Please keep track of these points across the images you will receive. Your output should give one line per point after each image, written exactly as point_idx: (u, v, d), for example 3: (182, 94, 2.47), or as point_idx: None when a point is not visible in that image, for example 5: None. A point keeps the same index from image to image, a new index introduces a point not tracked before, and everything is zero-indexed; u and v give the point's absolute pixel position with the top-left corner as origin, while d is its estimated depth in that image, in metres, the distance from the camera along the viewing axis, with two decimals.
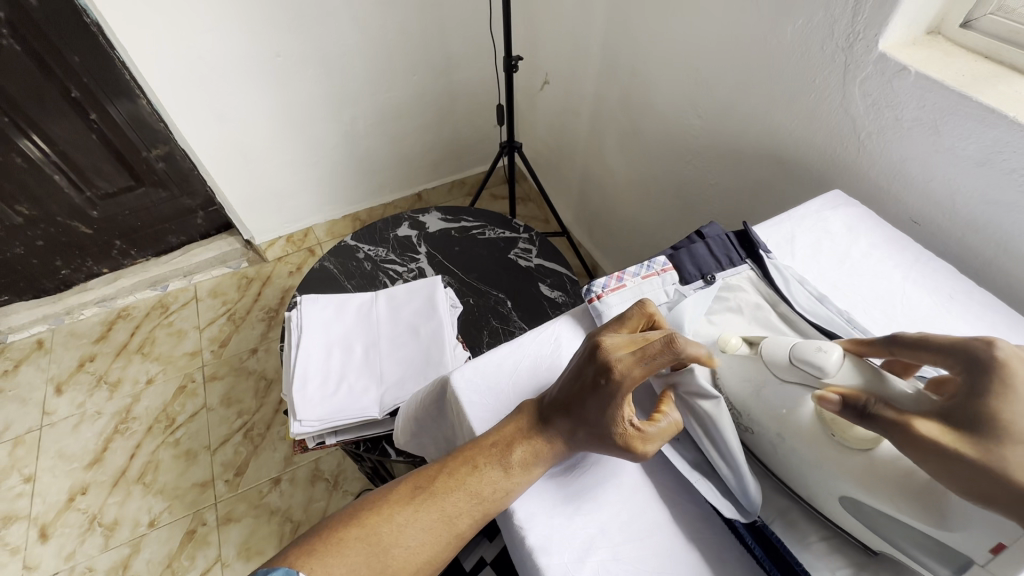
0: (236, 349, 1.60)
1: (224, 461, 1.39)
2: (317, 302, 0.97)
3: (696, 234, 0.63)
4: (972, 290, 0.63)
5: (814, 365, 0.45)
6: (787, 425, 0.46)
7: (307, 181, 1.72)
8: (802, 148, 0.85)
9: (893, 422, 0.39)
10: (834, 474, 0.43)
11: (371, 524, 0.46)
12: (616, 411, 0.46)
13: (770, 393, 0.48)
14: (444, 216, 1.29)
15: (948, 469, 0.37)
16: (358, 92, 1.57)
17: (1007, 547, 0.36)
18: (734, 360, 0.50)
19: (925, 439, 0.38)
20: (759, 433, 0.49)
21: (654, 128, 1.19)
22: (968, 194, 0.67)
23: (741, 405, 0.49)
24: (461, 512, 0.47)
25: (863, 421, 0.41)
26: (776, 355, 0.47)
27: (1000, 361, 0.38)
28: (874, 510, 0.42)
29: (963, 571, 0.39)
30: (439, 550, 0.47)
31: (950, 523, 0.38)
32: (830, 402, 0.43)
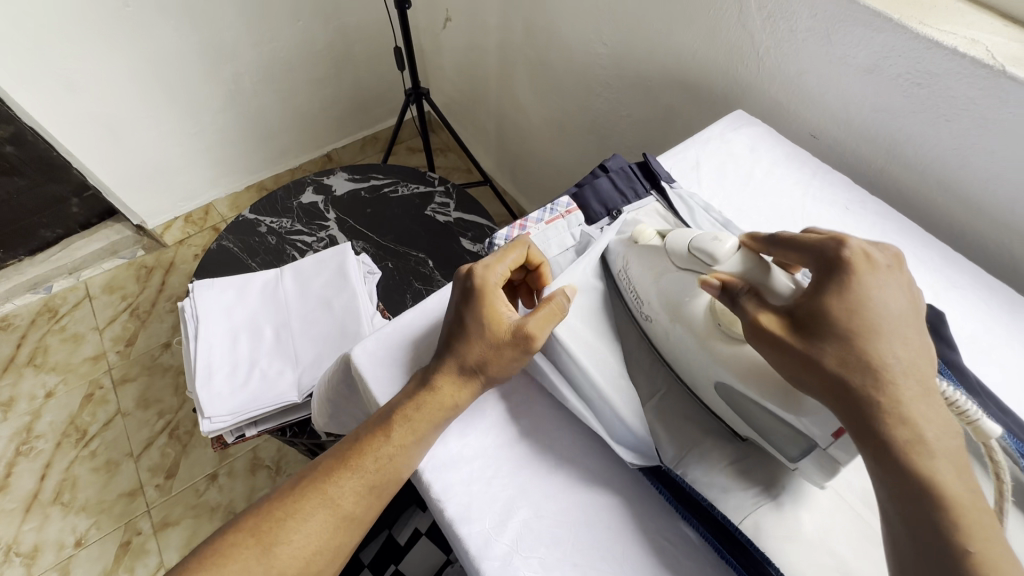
0: (146, 347, 1.46)
1: (152, 466, 1.30)
2: (213, 287, 0.88)
3: (599, 168, 0.61)
4: (865, 200, 0.65)
5: (706, 252, 0.44)
6: (677, 313, 0.47)
7: (195, 153, 1.54)
8: (706, 69, 0.83)
9: (746, 314, 0.41)
10: (710, 366, 0.45)
11: (248, 527, 0.43)
12: (485, 307, 0.47)
13: (667, 280, 0.48)
14: (351, 176, 1.19)
15: (781, 362, 0.39)
16: (236, 45, 1.39)
17: (845, 431, 0.38)
18: (644, 250, 0.50)
19: (767, 333, 0.40)
20: (655, 323, 0.49)
21: (562, 60, 1.12)
22: (859, 104, 0.68)
23: (644, 293, 0.49)
24: (344, 492, 0.44)
25: (733, 307, 0.42)
26: (677, 245, 0.47)
27: (847, 258, 0.40)
28: (744, 401, 0.43)
29: (806, 454, 0.42)
30: (330, 538, 0.43)
31: (805, 411, 0.40)
32: (711, 287, 0.43)
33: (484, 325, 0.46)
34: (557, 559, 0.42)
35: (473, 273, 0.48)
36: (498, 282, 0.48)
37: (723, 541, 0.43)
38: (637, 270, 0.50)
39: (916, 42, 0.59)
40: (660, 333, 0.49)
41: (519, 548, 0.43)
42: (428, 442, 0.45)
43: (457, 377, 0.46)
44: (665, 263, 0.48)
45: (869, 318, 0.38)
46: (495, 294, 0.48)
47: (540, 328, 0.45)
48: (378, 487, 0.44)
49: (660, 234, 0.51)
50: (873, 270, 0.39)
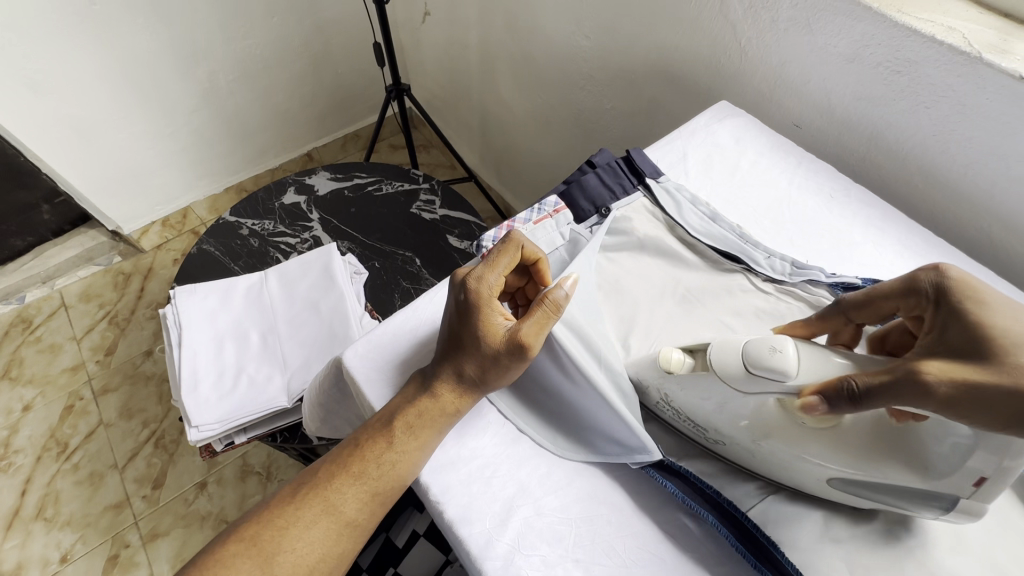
0: (126, 355, 1.43)
1: (138, 476, 1.27)
2: (195, 293, 0.86)
3: (586, 164, 0.60)
4: (849, 188, 0.65)
5: (775, 371, 0.40)
6: (761, 433, 0.43)
7: (170, 155, 1.50)
8: (688, 60, 0.83)
9: (903, 377, 0.35)
10: (822, 465, 0.41)
11: (249, 535, 0.43)
12: (479, 319, 0.45)
13: (736, 405, 0.43)
14: (333, 175, 1.17)
15: (967, 413, 0.34)
16: (209, 42, 1.35)
17: (989, 478, 0.36)
18: (684, 377, 0.45)
19: (947, 394, 0.34)
20: (738, 441, 0.45)
21: (545, 54, 1.12)
22: (841, 93, 0.68)
23: (703, 418, 0.46)
24: (347, 498, 0.43)
25: (859, 407, 0.37)
26: (727, 366, 0.42)
27: (956, 283, 0.40)
28: (861, 487, 0.41)
29: (954, 508, 0.38)
30: (334, 545, 0.43)
31: (939, 472, 0.37)
32: (814, 407, 0.38)
33: (482, 335, 0.45)
34: (559, 555, 0.42)
35: (468, 283, 0.47)
36: (492, 290, 0.46)
37: (731, 526, 0.43)
38: (683, 398, 0.46)
39: (895, 29, 0.60)
40: (742, 452, 0.46)
41: (521, 546, 0.42)
42: (430, 447, 0.45)
43: (455, 385, 0.45)
44: (721, 387, 0.43)
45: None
46: (494, 303, 0.46)
47: (538, 335, 0.44)
48: (381, 494, 0.44)
49: (688, 351, 0.46)
50: (987, 287, 0.39)
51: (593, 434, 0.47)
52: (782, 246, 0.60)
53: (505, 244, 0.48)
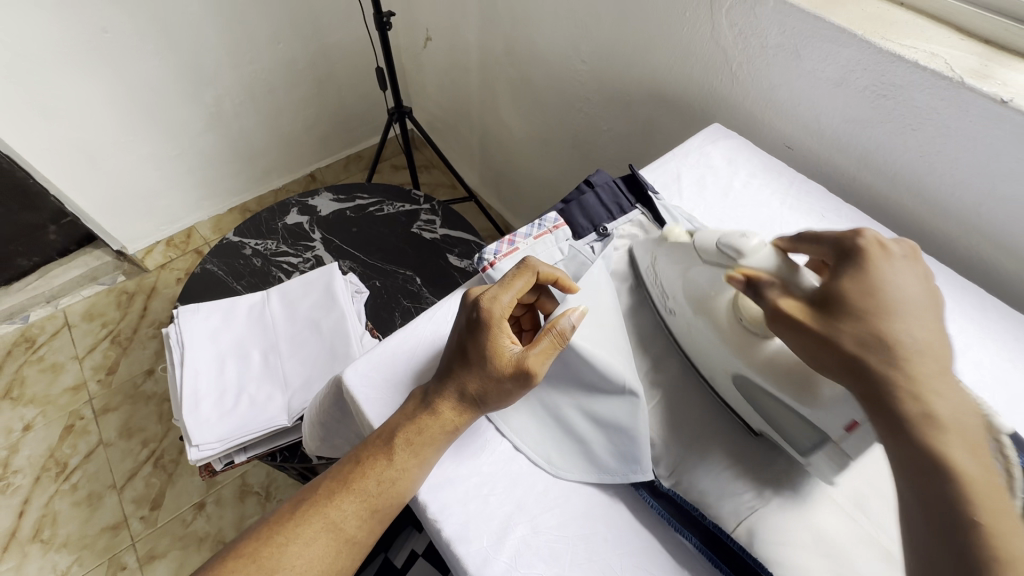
0: (128, 374, 1.43)
1: (136, 497, 1.26)
2: (198, 312, 0.87)
3: (585, 183, 0.62)
4: (840, 207, 0.67)
5: (732, 248, 0.45)
6: (702, 306, 0.48)
7: (175, 176, 1.53)
8: (683, 84, 0.85)
9: (769, 300, 0.42)
10: (724, 358, 0.46)
11: (250, 552, 0.43)
12: (487, 339, 0.46)
13: (696, 274, 0.49)
14: (336, 196, 1.19)
15: (799, 344, 0.41)
16: (216, 68, 1.39)
17: (859, 424, 0.40)
18: (674, 247, 0.51)
19: (785, 315, 0.41)
20: (678, 315, 0.51)
21: (543, 77, 1.15)
22: (830, 116, 0.70)
23: (670, 287, 0.51)
24: (346, 515, 0.44)
25: (758, 301, 0.43)
26: (706, 242, 0.48)
27: (863, 247, 0.43)
28: (761, 393, 0.44)
29: (818, 447, 0.42)
30: (333, 561, 0.43)
31: (819, 403, 0.41)
32: (736, 282, 0.44)
33: (489, 355, 0.46)
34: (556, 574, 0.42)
35: (479, 301, 0.48)
36: (503, 312, 0.47)
37: (714, 548, 0.43)
38: (666, 267, 0.52)
39: (879, 55, 0.62)
40: (682, 326, 0.51)
41: (518, 564, 0.43)
42: (429, 464, 0.45)
43: (456, 404, 0.46)
44: (692, 259, 0.49)
45: (887, 297, 0.40)
46: (503, 323, 0.47)
47: (543, 361, 0.45)
48: (380, 513, 0.44)
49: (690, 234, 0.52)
50: (884, 260, 0.42)
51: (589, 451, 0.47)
52: None
53: (521, 270, 0.50)
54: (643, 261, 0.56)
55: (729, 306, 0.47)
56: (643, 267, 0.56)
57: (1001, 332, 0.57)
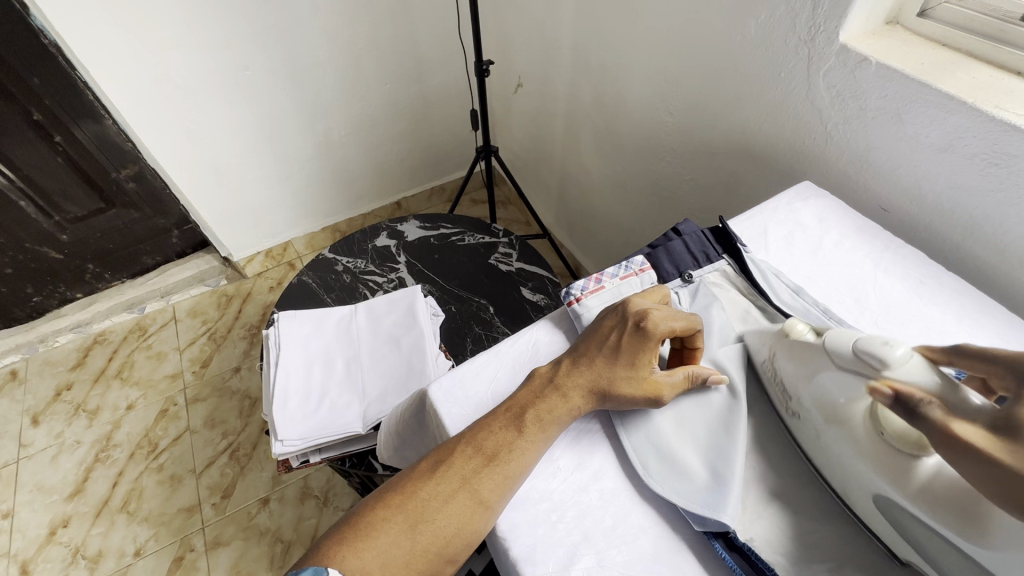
0: (219, 369, 1.57)
1: (211, 484, 1.36)
2: (295, 319, 0.96)
3: (672, 231, 0.64)
4: (941, 275, 0.64)
5: (875, 356, 0.42)
6: (834, 416, 0.45)
7: (282, 196, 1.70)
8: (773, 140, 0.86)
9: (937, 424, 0.38)
10: (868, 475, 0.43)
11: (394, 503, 0.46)
12: (645, 352, 0.50)
13: (826, 379, 0.46)
14: (423, 224, 1.28)
15: (981, 479, 0.36)
16: (331, 103, 1.56)
17: None
18: (797, 346, 0.49)
19: (963, 442, 0.37)
20: (805, 422, 0.48)
21: (628, 126, 1.19)
22: (932, 181, 0.68)
23: (793, 388, 0.49)
24: (483, 478, 0.46)
25: (912, 419, 0.39)
26: (841, 346, 0.45)
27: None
28: (904, 515, 0.41)
29: None
30: (468, 521, 0.45)
31: (996, 545, 0.36)
32: (881, 395, 0.41)
33: (636, 365, 0.50)
34: None
35: (647, 315, 0.51)
36: (666, 333, 0.50)
37: None
38: (787, 366, 0.50)
39: (991, 124, 0.60)
40: (808, 432, 0.48)
41: None
42: (552, 438, 0.49)
43: (586, 392, 0.50)
44: (823, 362, 0.47)
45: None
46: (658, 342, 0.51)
47: (673, 392, 0.50)
48: (509, 479, 0.47)
49: (813, 331, 0.50)
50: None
51: (678, 490, 0.47)
52: (867, 327, 0.59)
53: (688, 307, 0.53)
54: (759, 355, 0.53)
55: (866, 418, 0.43)
56: (759, 361, 0.53)
57: None
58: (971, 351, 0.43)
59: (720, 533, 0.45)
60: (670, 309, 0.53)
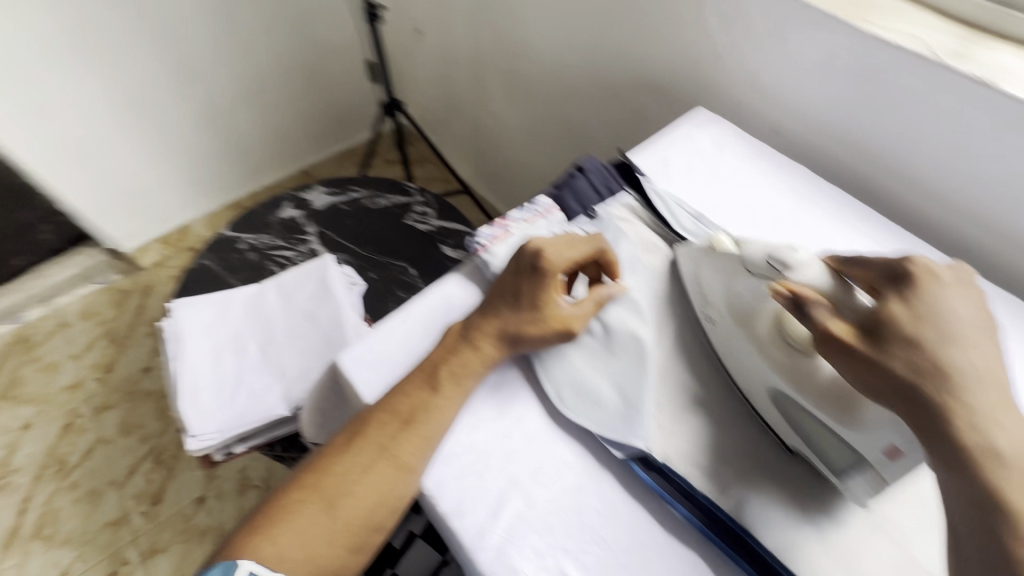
0: (126, 372, 1.43)
1: (137, 493, 1.27)
2: (195, 305, 0.88)
3: (574, 168, 0.63)
4: (825, 188, 0.67)
5: (781, 261, 0.45)
6: (744, 318, 0.48)
7: (169, 174, 1.53)
8: (670, 70, 0.86)
9: (821, 323, 0.41)
10: (762, 369, 0.47)
11: (310, 483, 0.45)
12: (547, 288, 0.50)
13: (742, 286, 0.49)
14: (330, 189, 1.19)
15: (849, 366, 0.41)
16: (207, 63, 1.39)
17: (901, 450, 0.41)
18: (719, 258, 0.50)
19: (835, 338, 0.41)
20: (718, 326, 0.51)
21: (533, 68, 1.15)
22: (813, 99, 0.71)
23: (711, 293, 0.51)
24: (400, 442, 0.46)
25: (801, 318, 0.42)
26: (754, 255, 0.47)
27: (914, 276, 0.41)
28: (799, 410, 0.45)
29: (859, 469, 0.44)
30: (390, 486, 0.45)
31: (862, 427, 0.41)
32: (780, 296, 0.43)
33: (538, 306, 0.49)
34: (549, 545, 0.44)
35: (540, 253, 0.50)
36: (563, 266, 0.50)
37: (706, 519, 0.45)
38: (709, 276, 0.51)
39: (861, 38, 0.63)
40: (721, 336, 0.51)
41: (513, 537, 0.44)
42: (469, 394, 0.49)
43: (497, 340, 0.50)
44: (739, 271, 0.49)
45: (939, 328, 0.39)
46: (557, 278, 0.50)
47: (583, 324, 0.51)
48: (428, 440, 0.46)
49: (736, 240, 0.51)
50: (939, 286, 0.41)
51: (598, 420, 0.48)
52: None
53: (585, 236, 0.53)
54: (686, 269, 0.54)
55: (770, 322, 0.47)
56: (684, 270, 0.55)
57: None
58: (862, 257, 0.45)
59: (638, 455, 0.47)
60: (567, 243, 0.52)
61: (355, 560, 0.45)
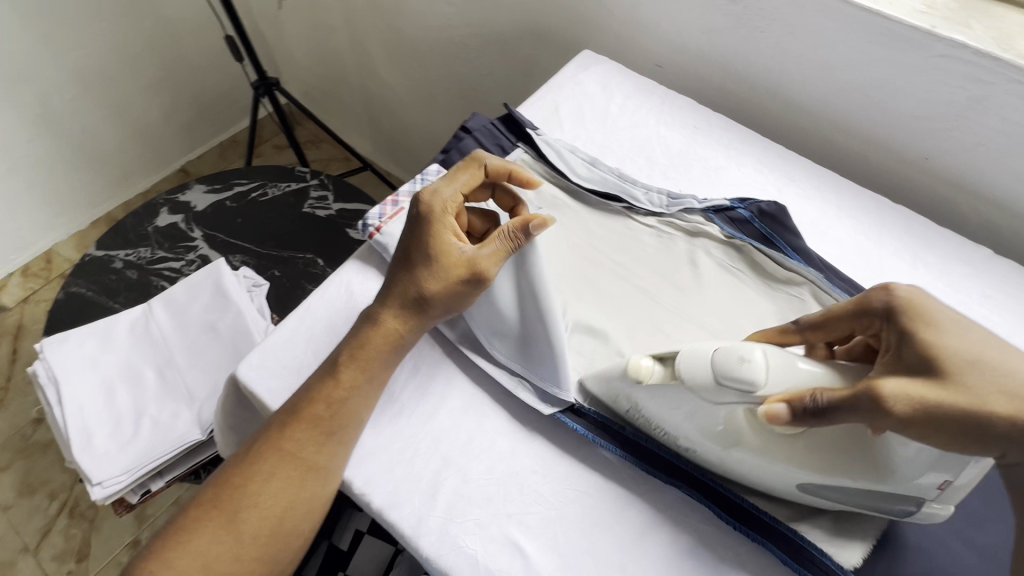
0: (13, 427, 1.26)
1: (57, 553, 1.14)
2: (67, 341, 0.77)
3: (461, 129, 0.60)
4: (710, 117, 0.69)
5: (743, 381, 0.37)
6: (732, 441, 0.41)
7: (12, 196, 1.31)
8: (550, 13, 0.84)
9: (863, 405, 0.35)
10: (786, 473, 0.40)
11: (210, 497, 0.42)
12: (435, 234, 0.47)
13: (704, 414, 0.41)
14: (210, 187, 1.08)
15: (925, 427, 0.35)
16: (28, 59, 1.18)
17: (952, 480, 0.37)
18: (657, 389, 0.42)
19: (898, 408, 0.35)
20: (701, 449, 0.43)
21: (411, 25, 1.08)
22: (688, 29, 0.71)
23: (675, 428, 0.43)
24: (302, 439, 0.43)
25: (826, 421, 0.36)
26: (697, 379, 0.39)
27: (901, 305, 0.40)
28: (836, 490, 0.40)
29: (920, 507, 0.39)
30: (296, 491, 0.42)
31: (903, 476, 0.37)
32: (779, 417, 0.37)
33: (436, 256, 0.46)
34: (491, 515, 0.43)
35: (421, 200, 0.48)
36: (446, 205, 0.48)
37: (641, 456, 0.46)
38: (656, 408, 0.43)
39: None
40: (714, 457, 0.43)
41: (454, 515, 0.43)
42: (378, 379, 0.46)
43: (401, 311, 0.47)
44: (687, 398, 0.41)
45: (972, 340, 0.37)
46: (449, 220, 0.48)
47: (491, 264, 0.47)
48: (335, 436, 0.44)
49: (655, 357, 0.43)
50: (930, 301, 0.40)
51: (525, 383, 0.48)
52: (658, 181, 0.63)
53: (463, 166, 0.51)
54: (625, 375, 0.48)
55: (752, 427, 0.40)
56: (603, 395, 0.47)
57: (858, 208, 0.62)
58: (813, 319, 0.45)
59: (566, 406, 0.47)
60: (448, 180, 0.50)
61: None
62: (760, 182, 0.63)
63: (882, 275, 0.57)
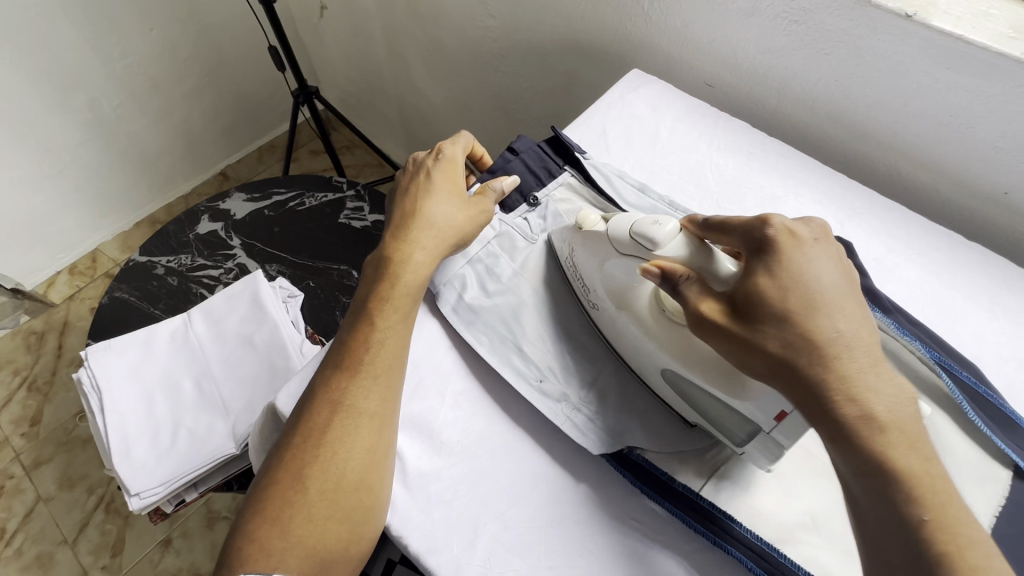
0: (56, 421, 1.30)
1: (93, 548, 1.17)
2: (111, 349, 0.79)
3: (508, 151, 0.59)
4: (765, 142, 0.65)
5: (646, 237, 0.44)
6: (625, 304, 0.48)
7: (63, 197, 1.36)
8: (597, 30, 0.81)
9: (690, 302, 0.40)
10: (658, 354, 0.45)
11: (284, 462, 0.42)
12: (448, 177, 0.53)
13: (613, 267, 0.49)
14: (250, 195, 1.09)
15: (727, 348, 0.39)
16: (81, 66, 1.22)
17: (788, 413, 0.38)
18: (589, 237, 0.50)
19: (709, 320, 0.39)
20: (603, 312, 0.50)
21: (453, 37, 1.07)
22: (745, 47, 0.68)
23: (590, 280, 0.50)
24: (347, 387, 0.44)
25: (675, 295, 0.42)
26: (620, 232, 0.47)
27: (773, 237, 0.39)
28: (691, 386, 0.44)
29: (753, 435, 0.42)
30: (353, 441, 0.42)
31: (750, 396, 0.40)
32: (652, 276, 0.42)
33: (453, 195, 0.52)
34: (532, 566, 0.41)
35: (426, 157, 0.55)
36: (451, 158, 0.55)
37: (691, 511, 0.43)
38: (584, 257, 0.50)
39: None
40: (607, 320, 0.50)
41: (492, 564, 0.41)
42: (410, 319, 0.48)
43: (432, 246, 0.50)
44: (608, 249, 0.49)
45: (809, 292, 0.37)
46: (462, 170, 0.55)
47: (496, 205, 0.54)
48: (379, 378, 0.45)
49: (604, 218, 0.51)
50: (801, 246, 0.39)
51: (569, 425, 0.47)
52: (710, 210, 0.60)
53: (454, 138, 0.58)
54: (561, 251, 0.53)
55: (652, 298, 0.47)
56: (562, 256, 0.53)
57: (928, 244, 0.58)
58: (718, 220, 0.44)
59: (613, 452, 0.45)
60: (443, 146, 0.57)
61: (351, 539, 0.41)
62: (820, 214, 0.60)
63: (954, 319, 0.53)
